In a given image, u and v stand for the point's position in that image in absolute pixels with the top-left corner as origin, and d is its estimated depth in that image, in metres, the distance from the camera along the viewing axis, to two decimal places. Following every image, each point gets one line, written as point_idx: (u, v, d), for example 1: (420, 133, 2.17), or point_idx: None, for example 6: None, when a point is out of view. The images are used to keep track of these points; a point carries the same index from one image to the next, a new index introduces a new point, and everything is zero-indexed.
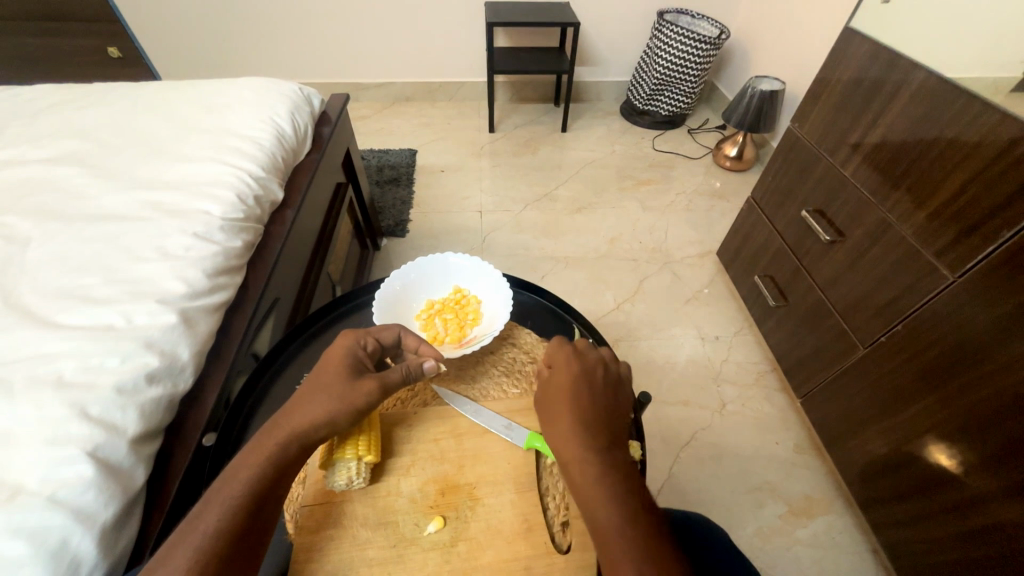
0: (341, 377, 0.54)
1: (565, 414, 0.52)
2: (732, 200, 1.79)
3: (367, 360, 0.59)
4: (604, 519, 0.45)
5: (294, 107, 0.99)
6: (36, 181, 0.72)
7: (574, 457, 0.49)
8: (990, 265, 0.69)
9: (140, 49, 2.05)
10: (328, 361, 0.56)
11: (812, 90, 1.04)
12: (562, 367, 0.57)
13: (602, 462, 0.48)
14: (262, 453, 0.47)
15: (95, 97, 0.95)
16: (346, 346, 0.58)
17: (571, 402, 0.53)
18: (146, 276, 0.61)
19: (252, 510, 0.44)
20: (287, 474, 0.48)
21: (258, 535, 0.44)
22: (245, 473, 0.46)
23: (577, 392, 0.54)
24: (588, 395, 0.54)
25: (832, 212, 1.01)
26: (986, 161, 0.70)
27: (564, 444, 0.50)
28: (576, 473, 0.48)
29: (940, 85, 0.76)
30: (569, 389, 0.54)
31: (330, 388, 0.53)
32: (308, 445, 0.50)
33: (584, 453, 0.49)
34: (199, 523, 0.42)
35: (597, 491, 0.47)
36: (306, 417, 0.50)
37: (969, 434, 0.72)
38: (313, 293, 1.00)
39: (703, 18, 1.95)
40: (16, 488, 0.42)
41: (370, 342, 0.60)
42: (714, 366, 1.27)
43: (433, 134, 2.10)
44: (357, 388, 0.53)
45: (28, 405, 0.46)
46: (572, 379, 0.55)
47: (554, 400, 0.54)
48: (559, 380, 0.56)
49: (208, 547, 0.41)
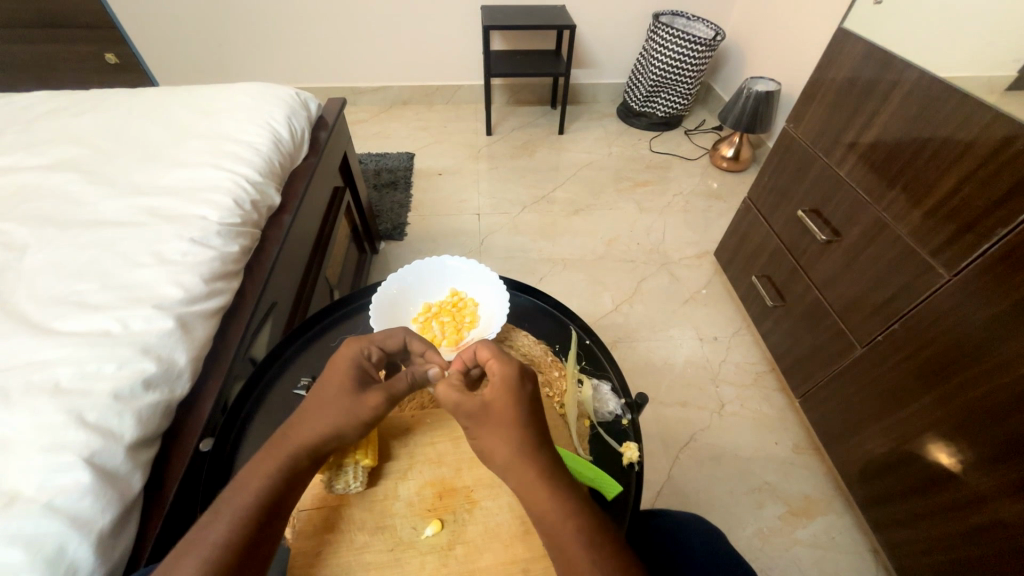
0: (346, 390, 0.54)
1: (511, 439, 0.49)
2: (729, 200, 1.80)
3: (372, 370, 0.58)
4: (570, 546, 0.44)
5: (292, 112, 1.00)
6: (34, 187, 0.72)
7: (529, 485, 0.48)
8: (986, 263, 0.69)
9: (137, 54, 2.06)
10: (332, 373, 0.56)
11: (806, 91, 1.05)
12: (506, 385, 0.53)
13: (559, 487, 0.48)
14: (270, 463, 0.47)
15: (93, 102, 0.95)
16: (351, 357, 0.57)
17: (516, 423, 0.50)
18: (143, 282, 0.61)
19: (260, 522, 0.44)
20: (297, 483, 0.48)
21: (264, 545, 0.44)
22: (253, 483, 0.46)
23: (520, 411, 0.51)
24: (531, 413, 0.52)
25: (828, 211, 1.01)
26: (981, 159, 0.70)
27: (519, 468, 0.48)
28: (533, 500, 0.47)
29: (934, 85, 0.76)
30: (510, 408, 0.51)
31: (336, 399, 0.53)
32: (315, 455, 0.50)
33: (539, 480, 0.48)
34: (205, 533, 0.42)
35: (558, 517, 0.46)
36: (315, 430, 0.50)
37: (968, 432, 0.72)
38: (310, 297, 1.00)
39: (699, 19, 1.96)
40: (13, 494, 0.42)
41: (375, 352, 0.59)
42: (713, 366, 1.27)
43: (430, 137, 2.10)
44: (362, 402, 0.53)
45: (25, 411, 0.47)
46: (516, 399, 0.52)
47: (492, 423, 0.51)
48: (497, 397, 0.52)
49: (215, 559, 0.41)
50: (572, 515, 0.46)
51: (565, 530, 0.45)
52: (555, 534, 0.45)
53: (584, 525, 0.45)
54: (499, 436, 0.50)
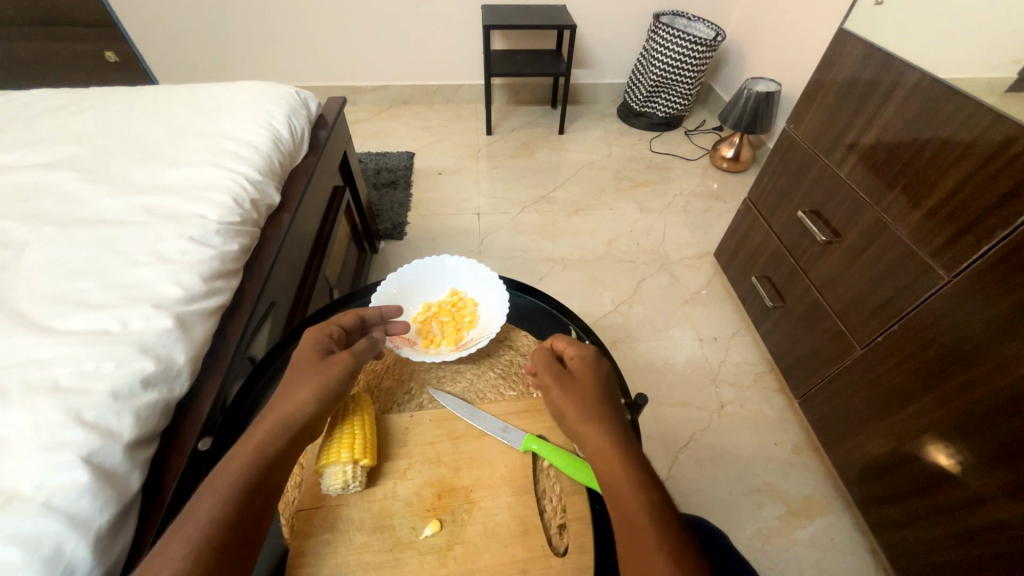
0: (315, 363, 0.57)
1: (589, 410, 0.54)
2: (730, 201, 1.80)
3: (335, 345, 0.61)
4: (636, 514, 0.45)
5: (291, 111, 0.99)
6: (32, 186, 0.72)
7: (600, 455, 0.51)
8: (985, 264, 0.69)
9: (137, 53, 2.05)
10: (300, 354, 0.58)
11: (807, 91, 1.05)
12: (590, 373, 0.59)
13: (630, 457, 0.50)
14: (252, 446, 0.48)
15: (93, 101, 0.95)
16: (313, 340, 0.60)
17: (595, 400, 0.55)
18: (142, 280, 0.61)
19: (246, 499, 0.44)
20: (280, 464, 0.48)
21: (254, 528, 0.44)
22: (234, 466, 0.46)
23: (599, 391, 0.57)
24: (610, 395, 0.57)
25: (829, 212, 1.01)
26: (982, 160, 0.70)
27: (595, 438, 0.52)
28: (604, 468, 0.50)
29: (934, 85, 0.76)
30: (589, 386, 0.57)
31: (307, 372, 0.55)
32: (295, 434, 0.51)
33: (612, 450, 0.50)
34: (192, 516, 0.42)
35: (625, 487, 0.48)
36: (293, 405, 0.52)
37: (968, 433, 0.72)
38: (310, 295, 1.00)
39: (700, 19, 1.96)
40: (12, 493, 0.42)
41: (334, 330, 0.63)
42: (712, 366, 1.27)
43: (431, 136, 2.10)
44: (331, 363, 0.57)
45: (24, 410, 0.46)
46: (600, 385, 0.58)
47: (572, 395, 0.57)
48: (577, 375, 0.58)
49: (204, 538, 0.41)
50: (638, 489, 0.47)
51: (634, 498, 0.46)
52: (622, 501, 0.47)
53: (648, 499, 0.47)
54: (578, 406, 0.55)
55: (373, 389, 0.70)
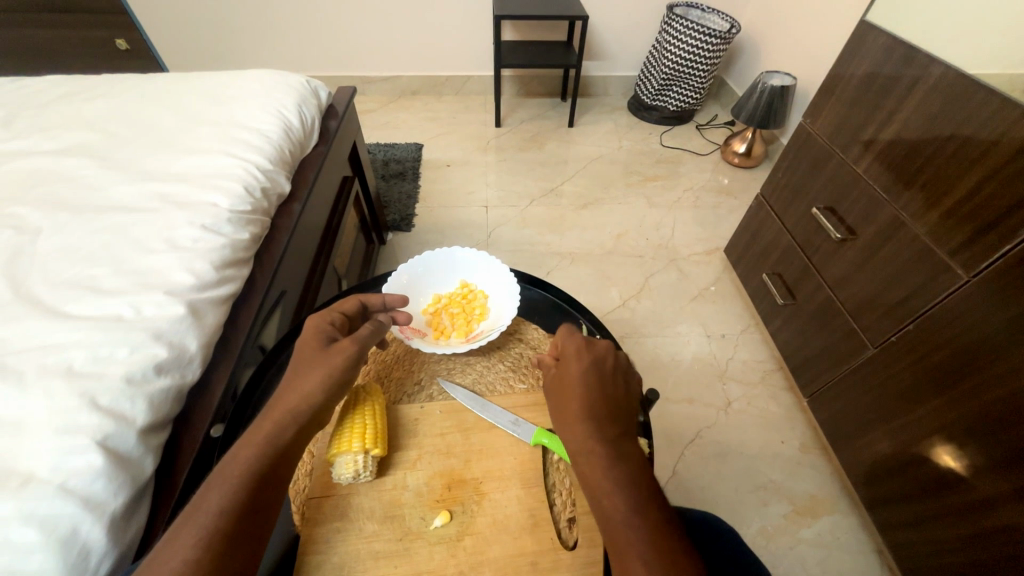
0: (319, 351, 0.57)
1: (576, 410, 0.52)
2: (740, 197, 1.78)
3: (338, 332, 0.61)
4: (616, 515, 0.45)
5: (302, 100, 0.99)
6: (46, 171, 0.72)
7: (583, 461, 0.49)
8: (1005, 264, 0.68)
9: (147, 41, 2.06)
10: (303, 340, 0.59)
11: (825, 86, 1.03)
12: (575, 366, 0.57)
13: (610, 457, 0.49)
14: (260, 435, 0.48)
15: (104, 88, 0.95)
16: (315, 327, 0.60)
17: (580, 398, 0.53)
18: (155, 267, 0.61)
19: (256, 489, 0.44)
20: (289, 454, 0.48)
21: (262, 515, 0.44)
22: (244, 455, 0.46)
23: (588, 389, 0.54)
24: (599, 393, 0.54)
25: (844, 209, 1.00)
26: (1003, 159, 0.68)
27: (581, 438, 0.51)
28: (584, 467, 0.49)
29: (958, 81, 0.75)
30: (574, 383, 0.55)
31: (315, 363, 0.55)
32: (304, 426, 0.51)
33: (594, 455, 0.49)
34: (201, 504, 0.42)
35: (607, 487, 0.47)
36: (303, 395, 0.52)
37: (979, 436, 0.71)
38: (319, 285, 1.00)
39: (714, 11, 1.93)
40: (27, 475, 0.43)
41: (336, 316, 0.63)
42: (720, 363, 1.27)
43: (439, 127, 2.09)
44: (333, 352, 0.56)
45: (39, 394, 0.47)
46: (587, 379, 0.55)
47: (562, 392, 0.55)
48: (567, 371, 0.56)
49: (213, 527, 0.41)
50: (623, 494, 0.46)
51: (616, 500, 0.46)
52: (603, 501, 0.47)
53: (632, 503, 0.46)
54: (566, 406, 0.54)
55: (383, 380, 0.71)
